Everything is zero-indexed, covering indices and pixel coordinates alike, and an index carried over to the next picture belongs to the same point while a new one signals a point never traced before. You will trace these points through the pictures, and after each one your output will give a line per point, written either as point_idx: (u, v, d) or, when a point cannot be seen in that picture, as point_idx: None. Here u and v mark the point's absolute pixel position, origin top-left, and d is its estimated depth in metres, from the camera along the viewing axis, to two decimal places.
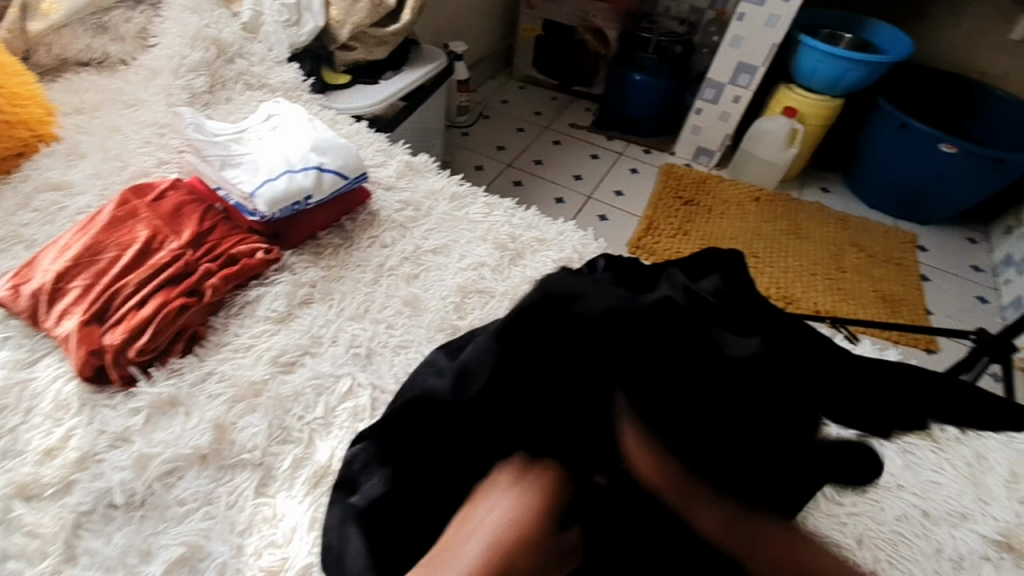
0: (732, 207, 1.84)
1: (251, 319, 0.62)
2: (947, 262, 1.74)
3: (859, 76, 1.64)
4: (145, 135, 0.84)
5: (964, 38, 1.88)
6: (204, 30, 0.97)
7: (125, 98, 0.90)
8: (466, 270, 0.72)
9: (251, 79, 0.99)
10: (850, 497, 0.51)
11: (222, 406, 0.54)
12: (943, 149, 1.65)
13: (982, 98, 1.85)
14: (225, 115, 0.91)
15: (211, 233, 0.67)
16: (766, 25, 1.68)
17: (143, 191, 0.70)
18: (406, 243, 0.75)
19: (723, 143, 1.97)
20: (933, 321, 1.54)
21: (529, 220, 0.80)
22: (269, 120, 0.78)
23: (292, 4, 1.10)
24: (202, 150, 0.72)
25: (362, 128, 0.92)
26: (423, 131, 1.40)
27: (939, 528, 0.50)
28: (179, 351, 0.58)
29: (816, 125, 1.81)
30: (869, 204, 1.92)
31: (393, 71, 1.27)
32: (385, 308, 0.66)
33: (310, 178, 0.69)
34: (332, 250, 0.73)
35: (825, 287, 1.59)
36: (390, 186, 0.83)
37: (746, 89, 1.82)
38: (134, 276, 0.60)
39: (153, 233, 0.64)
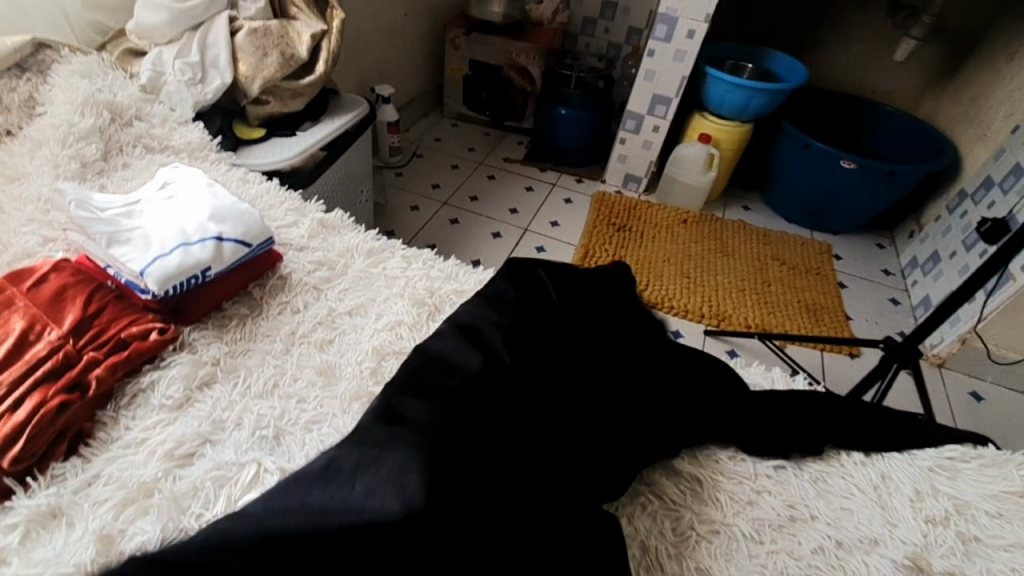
0: (662, 230, 1.91)
1: (145, 409, 0.58)
2: (861, 268, 1.85)
3: (763, 103, 1.75)
4: (28, 213, 0.78)
5: (851, 62, 2.06)
6: (95, 94, 0.92)
7: (7, 171, 0.84)
8: (383, 330, 0.70)
9: (150, 142, 0.95)
10: (769, 534, 0.51)
11: (109, 513, 0.49)
12: (844, 166, 1.77)
13: (873, 115, 2.02)
14: (121, 183, 0.87)
15: (98, 316, 0.62)
16: (674, 59, 1.77)
17: (20, 276, 0.64)
18: (319, 307, 0.73)
19: (648, 170, 2.05)
20: (854, 327, 1.63)
21: (448, 271, 0.79)
22: (164, 189, 0.74)
23: (195, 62, 1.07)
24: (87, 228, 0.67)
25: (271, 187, 0.89)
26: (347, 179, 1.38)
27: (853, 556, 0.50)
28: (62, 453, 0.53)
29: (731, 149, 1.92)
30: (787, 218, 2.03)
31: (311, 121, 1.25)
32: (295, 380, 0.63)
33: (207, 250, 0.66)
34: (238, 321, 0.69)
35: (753, 302, 1.66)
36: (303, 247, 0.81)
37: (663, 119, 1.90)
38: (6, 375, 0.55)
39: (29, 323, 0.59)
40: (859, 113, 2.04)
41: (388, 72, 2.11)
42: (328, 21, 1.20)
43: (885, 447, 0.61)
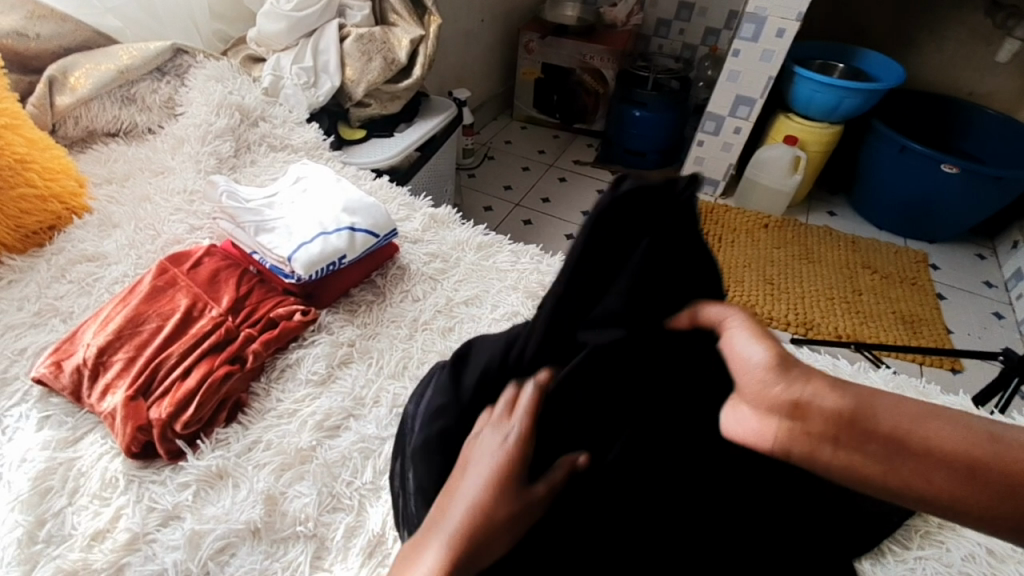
0: (742, 234, 1.86)
1: (293, 382, 0.62)
2: (960, 279, 1.74)
3: (855, 104, 1.68)
4: (175, 203, 0.86)
5: (953, 60, 1.93)
6: (227, 97, 1.00)
7: (153, 166, 0.93)
8: (500, 320, 0.72)
9: (274, 141, 1.02)
10: (916, 540, 0.51)
11: (271, 476, 0.54)
12: (945, 169, 1.66)
13: (976, 116, 1.89)
14: (251, 178, 0.95)
15: (248, 297, 0.68)
16: (761, 59, 1.73)
17: (180, 258, 0.71)
18: (438, 296, 0.76)
19: (726, 173, 2.00)
20: (955, 340, 1.53)
21: (557, 266, 0.81)
22: (298, 183, 0.80)
23: (309, 67, 1.13)
24: (236, 216, 0.73)
25: (384, 183, 0.94)
26: (437, 178, 1.43)
27: (1007, 566, 0.49)
28: (223, 420, 0.58)
29: (818, 151, 1.85)
30: (876, 224, 1.93)
31: (407, 123, 1.30)
32: (423, 364, 0.67)
33: (343, 239, 0.70)
34: (366, 307, 0.73)
35: (843, 310, 1.59)
36: (417, 240, 0.85)
37: (746, 120, 1.86)
38: (177, 346, 0.61)
39: (192, 301, 0.65)
40: (957, 115, 1.91)
41: (464, 77, 2.17)
42: (425, 26, 1.25)
43: None
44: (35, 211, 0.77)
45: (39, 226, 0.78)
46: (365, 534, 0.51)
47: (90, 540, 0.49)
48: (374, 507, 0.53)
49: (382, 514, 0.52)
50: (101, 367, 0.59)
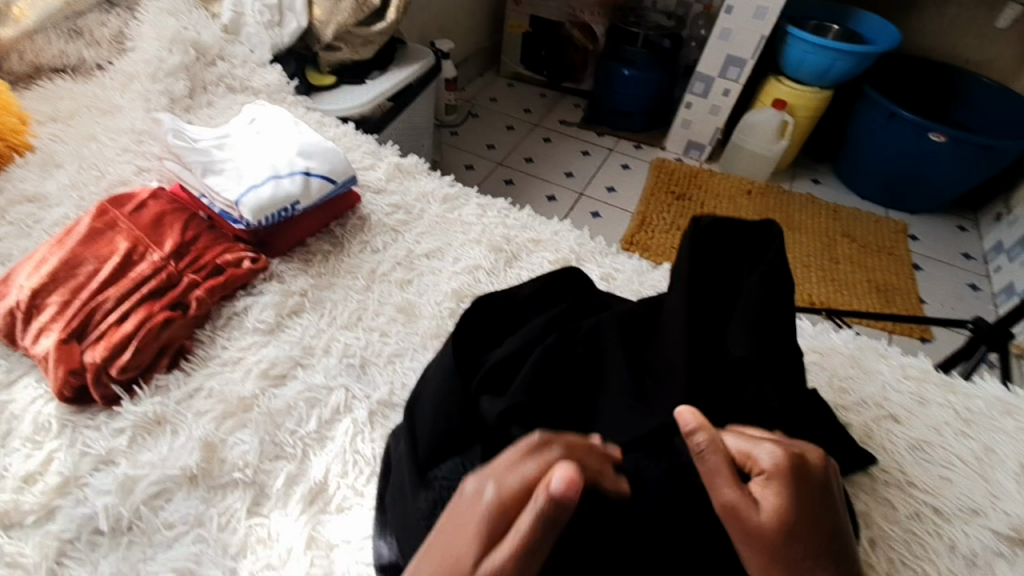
0: (725, 200, 1.84)
1: (239, 331, 0.60)
2: (939, 250, 1.74)
3: (847, 67, 1.64)
4: (124, 143, 0.81)
5: (949, 27, 1.88)
6: (182, 32, 0.95)
7: (101, 104, 0.88)
8: (461, 274, 0.70)
9: (233, 83, 0.97)
10: (862, 497, 0.50)
11: (211, 423, 0.52)
12: (932, 138, 1.65)
13: (969, 85, 1.86)
14: (207, 119, 0.90)
15: (195, 242, 0.65)
16: (754, 17, 1.67)
17: (122, 200, 0.67)
18: (398, 248, 0.73)
19: (713, 137, 1.96)
20: (927, 310, 1.54)
21: (524, 220, 0.78)
22: (252, 125, 0.76)
23: (273, 5, 1.07)
24: (183, 157, 0.70)
25: (349, 130, 0.90)
26: (413, 131, 1.37)
27: (951, 524, 0.49)
28: (164, 366, 0.56)
29: (806, 117, 1.81)
30: (859, 193, 1.92)
31: (380, 71, 1.24)
32: (378, 315, 0.65)
33: (296, 184, 0.67)
34: (322, 257, 0.71)
35: (820, 278, 1.59)
36: (381, 190, 0.81)
37: (735, 82, 1.81)
38: (115, 290, 0.58)
39: (133, 244, 0.62)
40: (949, 84, 1.89)
41: (448, 28, 2.08)
42: None
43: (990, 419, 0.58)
44: None
45: None
46: (306, 483, 0.50)
47: (20, 483, 0.47)
48: (317, 456, 0.52)
49: (325, 463, 0.51)
50: (34, 310, 0.56)
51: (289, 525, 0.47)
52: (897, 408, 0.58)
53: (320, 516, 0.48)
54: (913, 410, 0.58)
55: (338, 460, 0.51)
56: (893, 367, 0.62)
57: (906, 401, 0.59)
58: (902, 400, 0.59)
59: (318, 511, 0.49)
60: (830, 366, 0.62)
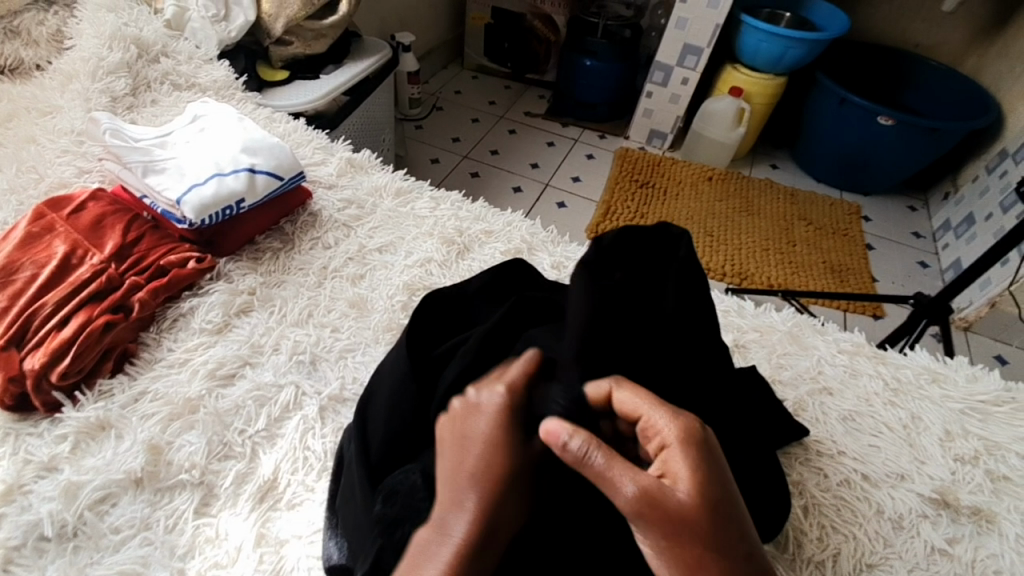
0: (687, 187, 1.87)
1: (186, 332, 0.59)
2: (891, 230, 1.81)
3: (799, 54, 1.68)
4: (62, 144, 0.79)
5: (896, 13, 1.94)
6: (122, 29, 0.92)
7: (39, 105, 0.85)
8: (413, 267, 0.70)
9: (178, 79, 0.94)
10: (796, 468, 0.53)
11: (157, 425, 0.52)
12: (881, 122, 1.70)
13: (915, 70, 1.92)
14: (151, 117, 0.87)
15: (137, 244, 0.64)
16: (708, 6, 1.70)
17: (59, 203, 0.65)
18: (350, 243, 0.73)
19: (674, 125, 1.99)
20: (879, 288, 1.60)
21: (476, 212, 0.79)
22: (195, 122, 0.75)
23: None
24: (122, 157, 0.68)
25: (299, 125, 0.89)
26: (371, 125, 1.36)
27: (878, 489, 0.52)
28: (108, 371, 0.55)
29: (762, 103, 1.85)
30: (816, 177, 1.98)
31: (334, 64, 1.22)
32: (330, 311, 0.64)
33: (241, 182, 0.66)
34: (272, 255, 0.70)
35: (778, 261, 1.64)
36: (332, 185, 0.81)
37: (693, 71, 1.84)
38: (53, 295, 0.57)
39: (72, 248, 0.60)
40: (898, 69, 1.95)
41: (409, 20, 2.05)
42: None
43: (919, 389, 0.61)
44: None
45: None
46: (255, 481, 0.50)
47: None
48: (267, 454, 0.52)
49: (275, 460, 0.51)
50: None
51: (238, 523, 0.47)
52: (831, 381, 0.61)
53: (269, 514, 0.48)
54: (845, 382, 0.61)
55: (287, 457, 0.51)
56: (829, 342, 0.65)
57: (840, 374, 0.62)
58: (835, 374, 0.62)
59: (267, 508, 0.49)
60: (770, 343, 0.65)
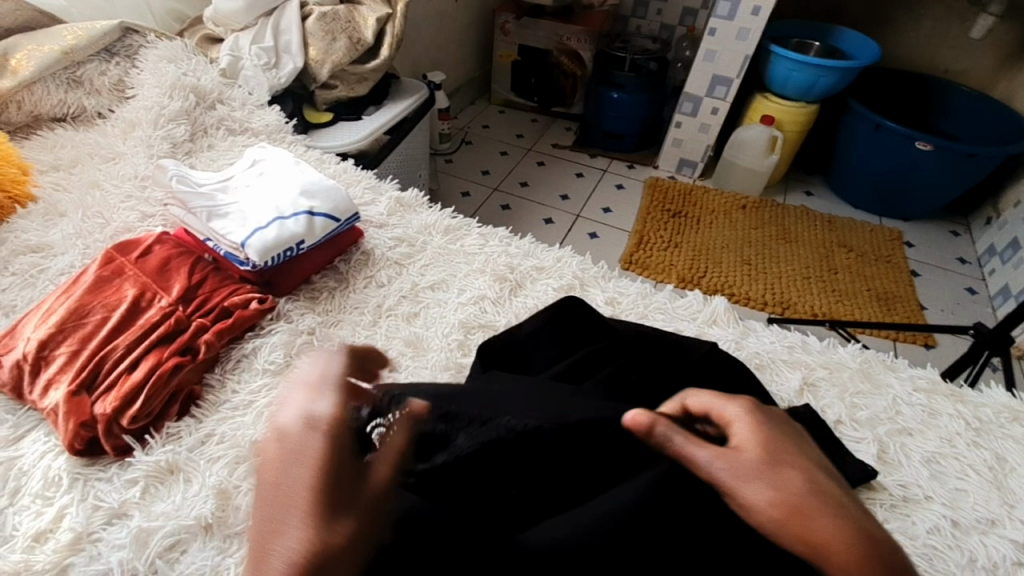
0: (720, 216, 1.85)
1: (249, 373, 0.60)
2: (934, 256, 1.76)
3: (830, 82, 1.67)
4: (126, 190, 0.82)
5: (927, 39, 1.94)
6: (181, 78, 0.96)
7: (104, 152, 0.89)
8: (467, 304, 0.70)
9: (232, 124, 0.99)
10: (881, 514, 0.51)
11: (224, 470, 0.51)
12: (919, 147, 1.67)
13: (947, 95, 1.91)
14: (208, 162, 0.91)
15: (201, 286, 0.65)
16: (736, 37, 1.71)
17: (127, 247, 0.68)
18: (403, 281, 0.73)
19: (704, 154, 1.99)
20: (928, 317, 1.54)
21: (526, 249, 0.79)
22: (254, 167, 0.78)
23: (269, 47, 1.09)
24: (187, 202, 0.71)
25: (348, 166, 0.91)
26: (409, 162, 1.39)
27: (970, 537, 0.49)
28: (174, 414, 0.56)
29: (794, 131, 1.84)
30: (851, 203, 1.95)
31: (376, 106, 1.26)
32: (386, 351, 0.64)
33: (300, 224, 0.68)
34: (328, 294, 0.71)
35: (819, 289, 1.60)
36: (383, 224, 0.82)
37: (722, 101, 1.85)
38: (124, 338, 0.58)
39: (141, 291, 0.62)
40: (932, 94, 1.93)
41: (440, 60, 2.12)
42: (392, 4, 1.20)
43: (999, 429, 0.58)
44: None
45: None
46: None
47: (34, 540, 0.46)
48: None
49: None
50: (42, 362, 0.56)
51: None
52: (910, 422, 0.58)
53: None
54: (924, 423, 0.58)
55: None
56: (903, 380, 0.63)
57: (918, 414, 0.59)
58: (914, 414, 0.59)
59: None
60: (841, 381, 0.62)
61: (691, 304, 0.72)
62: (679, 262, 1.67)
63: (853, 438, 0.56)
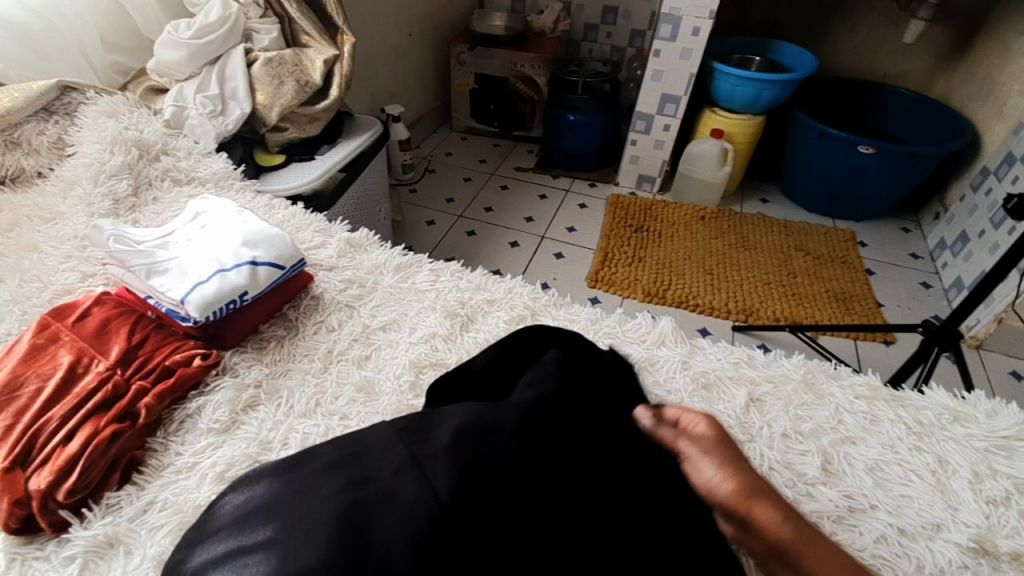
0: (681, 229, 1.89)
1: (193, 434, 0.59)
2: (888, 254, 1.82)
3: (773, 95, 1.74)
4: (67, 250, 0.81)
5: (861, 47, 2.03)
6: (123, 133, 0.96)
7: (43, 213, 0.88)
8: (418, 343, 0.70)
9: (178, 175, 0.98)
10: (830, 526, 0.52)
11: (166, 538, 0.50)
12: (862, 151, 1.74)
13: (886, 99, 2.00)
14: (153, 216, 0.90)
15: (142, 346, 0.64)
16: (681, 57, 1.77)
17: (64, 312, 0.66)
18: (354, 324, 0.73)
19: (661, 169, 2.04)
20: (886, 313, 1.59)
21: (477, 281, 0.80)
22: (198, 219, 0.77)
23: (215, 95, 1.09)
24: (127, 261, 0.70)
25: (297, 211, 0.91)
26: (367, 197, 1.39)
27: (917, 543, 0.50)
28: (115, 483, 0.54)
29: (744, 142, 1.90)
30: (805, 207, 2.01)
31: (328, 145, 1.27)
32: (337, 398, 0.63)
33: (243, 275, 0.68)
34: (276, 343, 0.70)
35: (781, 294, 1.63)
36: (332, 267, 0.82)
37: (674, 117, 1.90)
38: (59, 408, 0.56)
39: (77, 357, 0.61)
40: (871, 99, 2.02)
41: (397, 93, 2.14)
42: (339, 46, 1.22)
43: (939, 429, 0.60)
44: None
45: None
46: None
47: None
48: None
49: None
50: None
51: None
52: (852, 430, 0.60)
53: None
54: (867, 430, 0.60)
55: None
56: (845, 387, 0.65)
57: (860, 421, 0.61)
58: (856, 421, 0.61)
59: None
60: (785, 394, 0.64)
61: (641, 326, 0.73)
62: (644, 278, 1.69)
63: (800, 451, 0.58)
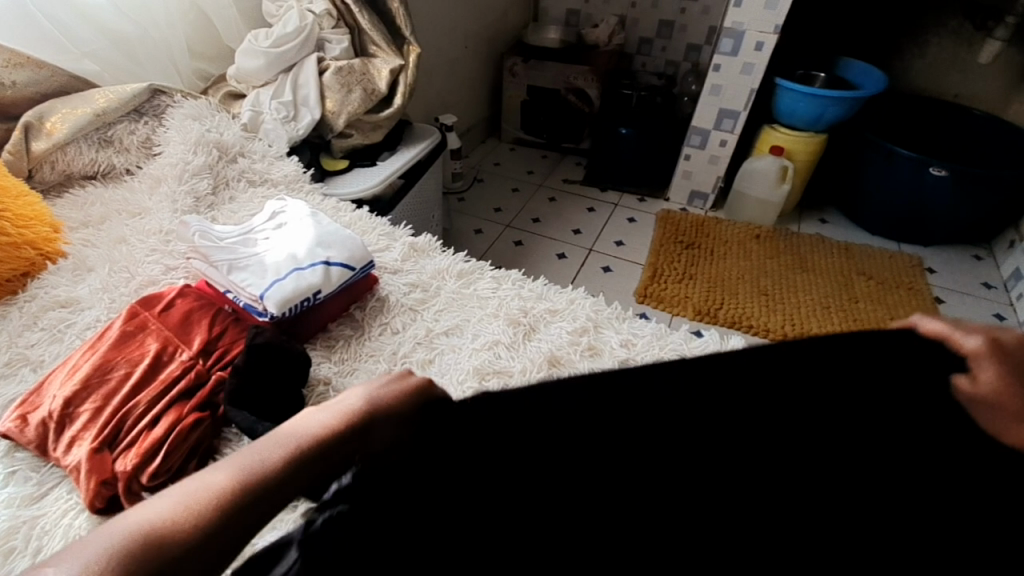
0: (734, 246, 1.85)
1: None
2: (957, 282, 1.72)
3: (838, 113, 1.69)
4: (152, 244, 0.85)
5: (932, 66, 1.95)
6: (205, 135, 1.00)
7: (130, 207, 0.93)
8: (481, 350, 0.70)
9: (253, 177, 1.03)
10: None
11: None
12: (932, 173, 1.67)
13: (959, 120, 1.90)
14: (230, 214, 0.95)
15: (221, 338, 0.67)
16: (742, 72, 1.74)
17: (151, 301, 0.70)
18: (418, 327, 0.74)
19: (715, 185, 2.00)
20: None
21: (539, 291, 0.80)
22: (274, 218, 0.80)
23: (289, 101, 1.14)
24: (210, 256, 0.73)
25: (363, 214, 0.93)
26: (423, 204, 1.42)
27: None
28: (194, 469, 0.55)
29: (804, 160, 1.85)
30: (868, 230, 1.93)
31: (389, 152, 1.30)
32: None
33: (318, 274, 0.70)
34: (344, 342, 0.72)
35: (842, 319, 1.57)
36: (397, 270, 0.84)
37: (731, 133, 1.87)
38: (145, 395, 0.59)
39: (163, 345, 0.64)
40: (943, 121, 1.93)
41: (450, 104, 2.19)
42: (405, 56, 1.25)
43: None
44: (7, 259, 0.75)
45: (11, 273, 0.76)
46: None
47: None
48: None
49: None
50: (66, 419, 0.57)
51: None
52: None
53: None
54: None
55: None
56: None
57: None
58: None
59: None
60: None
61: (707, 344, 0.71)
62: (695, 295, 1.65)
63: None
